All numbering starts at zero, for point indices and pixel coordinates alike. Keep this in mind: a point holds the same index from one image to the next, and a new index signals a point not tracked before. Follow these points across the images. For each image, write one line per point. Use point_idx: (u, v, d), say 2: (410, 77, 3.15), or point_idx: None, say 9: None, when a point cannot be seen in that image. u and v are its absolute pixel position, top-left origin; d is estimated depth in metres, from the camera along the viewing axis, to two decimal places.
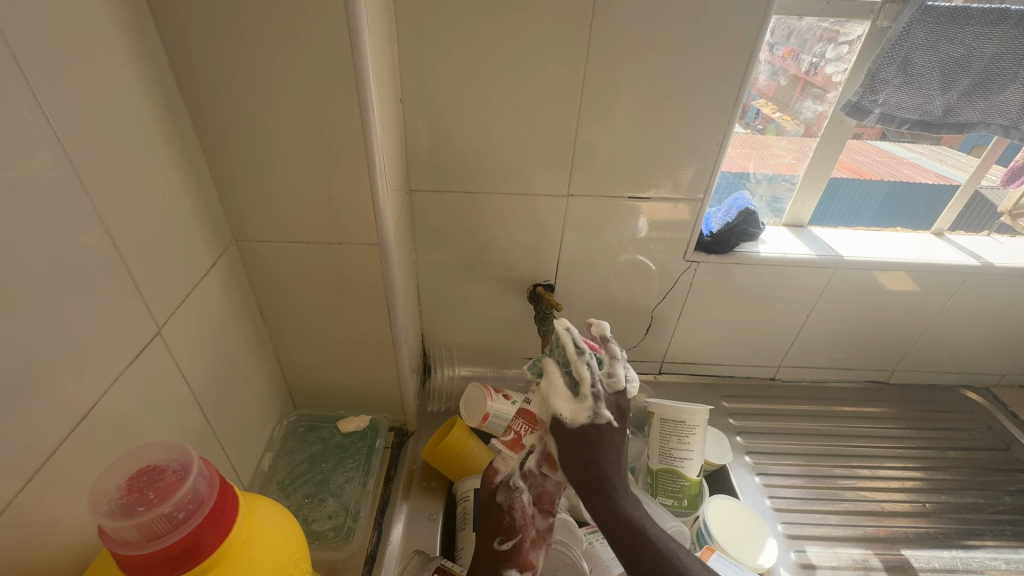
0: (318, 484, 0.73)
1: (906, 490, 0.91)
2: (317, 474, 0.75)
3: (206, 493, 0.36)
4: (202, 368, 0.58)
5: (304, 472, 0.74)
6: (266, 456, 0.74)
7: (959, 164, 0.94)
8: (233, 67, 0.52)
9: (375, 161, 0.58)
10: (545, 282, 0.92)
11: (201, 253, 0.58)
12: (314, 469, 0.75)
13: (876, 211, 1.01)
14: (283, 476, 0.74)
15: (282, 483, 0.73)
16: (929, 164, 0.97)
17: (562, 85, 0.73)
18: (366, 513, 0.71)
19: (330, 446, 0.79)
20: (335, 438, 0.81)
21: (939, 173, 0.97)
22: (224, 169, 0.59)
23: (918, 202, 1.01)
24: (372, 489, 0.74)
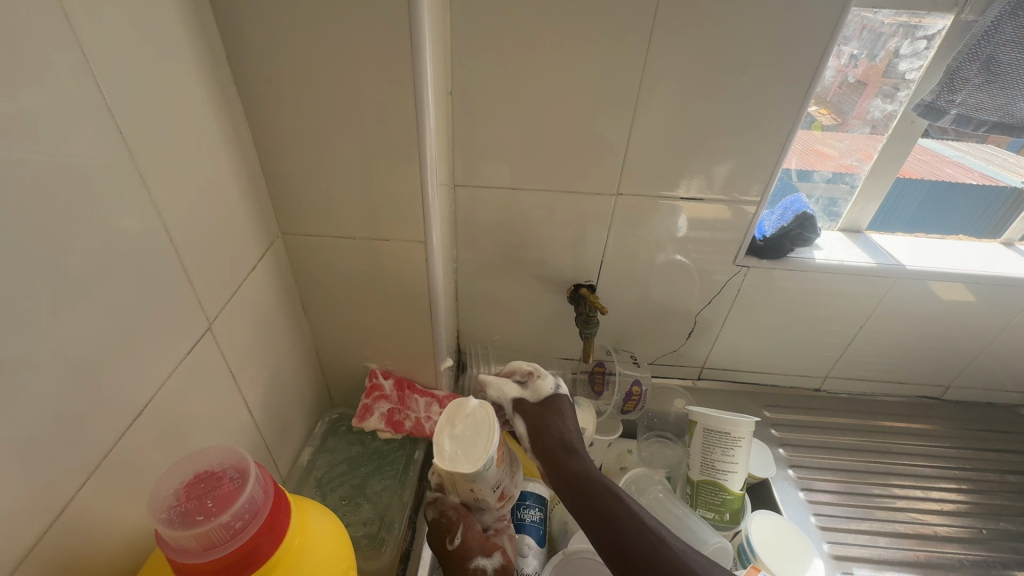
0: (354, 488, 0.70)
1: (961, 515, 0.86)
2: (354, 477, 0.72)
3: (262, 501, 0.35)
4: (248, 363, 0.58)
5: (342, 473, 0.72)
6: (306, 451, 0.74)
7: (1005, 163, 0.88)
8: (289, 56, 0.51)
9: (426, 157, 0.56)
10: (586, 282, 0.90)
11: (250, 247, 0.57)
12: (351, 472, 0.72)
13: (915, 214, 0.92)
14: (322, 473, 0.72)
15: (320, 480, 0.71)
16: (976, 163, 0.88)
17: (619, 78, 0.69)
18: (400, 524, 0.67)
19: (369, 449, 0.76)
20: (375, 442, 0.77)
21: (984, 173, 0.89)
22: (274, 162, 0.58)
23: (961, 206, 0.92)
24: (408, 501, 0.69)
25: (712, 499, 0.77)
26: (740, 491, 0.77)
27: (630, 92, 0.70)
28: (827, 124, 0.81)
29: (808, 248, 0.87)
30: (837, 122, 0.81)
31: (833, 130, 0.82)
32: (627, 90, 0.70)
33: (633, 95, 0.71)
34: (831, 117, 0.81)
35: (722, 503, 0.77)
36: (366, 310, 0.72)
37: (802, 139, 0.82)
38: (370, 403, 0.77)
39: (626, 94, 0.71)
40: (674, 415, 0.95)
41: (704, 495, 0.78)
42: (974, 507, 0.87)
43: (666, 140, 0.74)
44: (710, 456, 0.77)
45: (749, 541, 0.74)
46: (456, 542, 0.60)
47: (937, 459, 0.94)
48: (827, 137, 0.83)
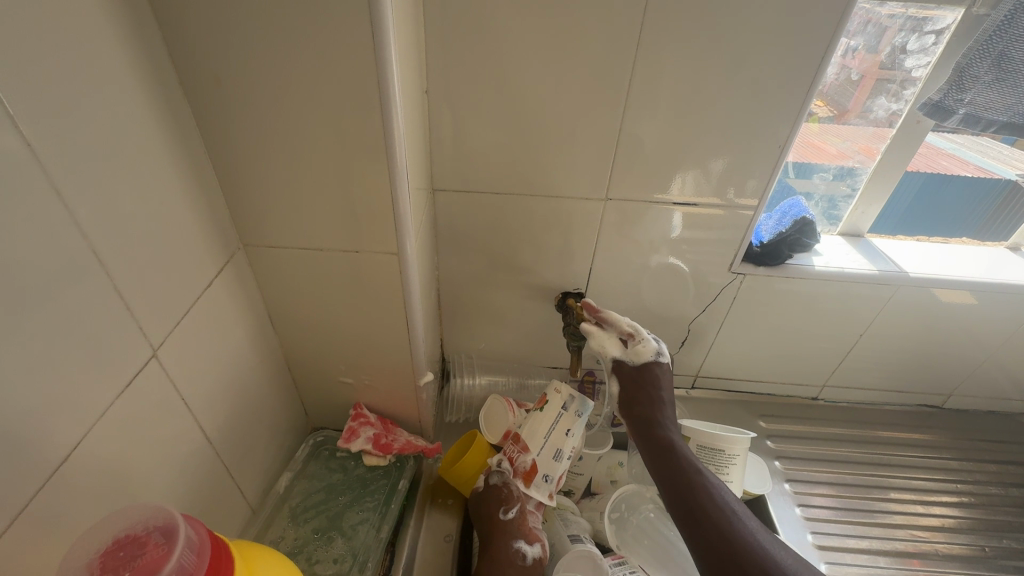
0: (330, 520, 0.67)
1: (963, 531, 0.83)
2: (331, 508, 0.68)
3: (193, 566, 0.32)
4: (204, 387, 0.54)
5: (319, 503, 0.69)
6: (283, 478, 0.70)
7: (1002, 156, 0.86)
8: (239, 55, 0.46)
9: (395, 164, 0.52)
10: (575, 290, 0.86)
11: (204, 262, 0.53)
12: (330, 502, 0.69)
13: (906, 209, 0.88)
14: (296, 503, 0.68)
15: (295, 510, 0.68)
16: (973, 158, 0.85)
17: (607, 77, 0.65)
18: (375, 562, 0.63)
19: (351, 478, 0.73)
20: (358, 469, 0.74)
21: (982, 167, 0.85)
22: (229, 168, 0.53)
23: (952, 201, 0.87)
24: (384, 540, 0.65)
25: None
26: None
27: (619, 92, 0.66)
28: (829, 123, 0.77)
29: (807, 254, 0.83)
30: (839, 122, 0.77)
31: (834, 130, 0.78)
32: (615, 89, 0.66)
33: (622, 95, 0.66)
34: (832, 117, 0.76)
35: None
36: (338, 324, 0.67)
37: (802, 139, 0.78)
38: (355, 427, 0.75)
39: (614, 94, 0.66)
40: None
41: None
42: (975, 523, 0.84)
43: (657, 142, 0.70)
44: None
45: None
46: (510, 513, 0.67)
47: (937, 471, 0.91)
48: (829, 137, 0.78)
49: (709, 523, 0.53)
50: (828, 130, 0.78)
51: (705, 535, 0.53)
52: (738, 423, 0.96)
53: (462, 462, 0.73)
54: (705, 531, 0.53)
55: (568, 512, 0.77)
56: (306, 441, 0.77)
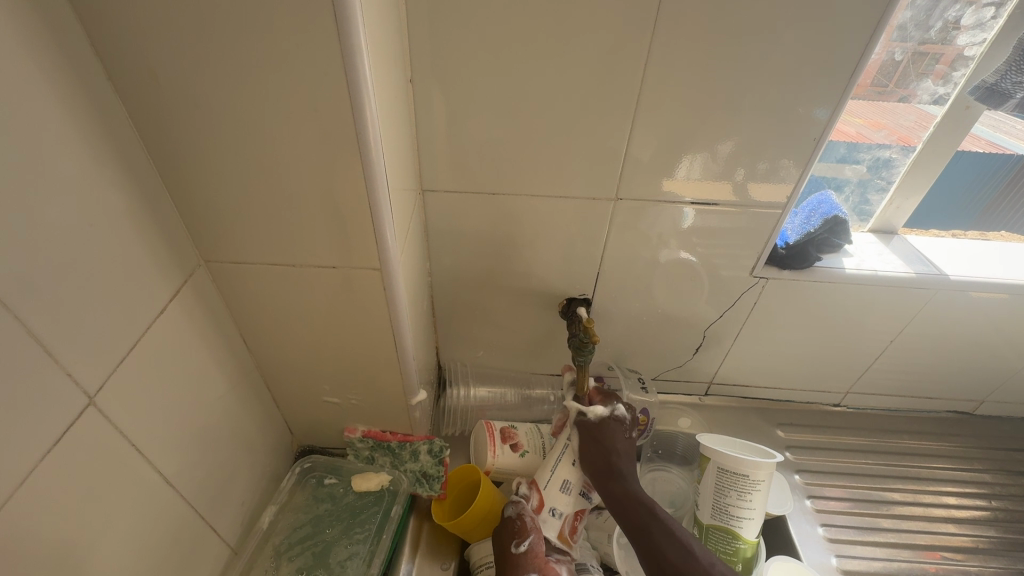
0: (317, 557, 0.62)
1: (997, 551, 0.77)
2: (319, 542, 0.63)
3: None
4: (161, 425, 0.48)
5: (305, 538, 0.63)
6: (267, 513, 0.64)
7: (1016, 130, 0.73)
8: (176, 46, 0.38)
9: (372, 169, 0.45)
10: (580, 296, 0.79)
11: (154, 288, 0.46)
12: (317, 536, 0.64)
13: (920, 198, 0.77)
14: (281, 539, 0.63)
15: (280, 548, 0.62)
16: (984, 131, 0.73)
17: (615, 60, 0.57)
18: None
19: (341, 507, 0.67)
20: (348, 497, 0.68)
21: (994, 142, 0.74)
22: (179, 177, 0.46)
23: (964, 183, 0.77)
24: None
25: (724, 546, 0.68)
26: (755, 537, 0.68)
27: (628, 80, 0.59)
28: (867, 106, 0.69)
29: (836, 254, 0.76)
30: (879, 107, 0.69)
31: (874, 116, 0.69)
32: (624, 77, 0.58)
33: (631, 84, 0.59)
34: (874, 101, 0.68)
35: (734, 551, 0.68)
36: (320, 343, 0.61)
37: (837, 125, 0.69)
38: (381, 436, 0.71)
39: (623, 83, 0.59)
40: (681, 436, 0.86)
41: (715, 542, 0.69)
42: (1010, 542, 0.79)
43: (671, 135, 0.63)
44: (722, 500, 0.67)
45: None
46: (523, 546, 0.62)
47: (968, 485, 0.85)
48: (869, 124, 0.70)
49: (654, 534, 0.57)
50: (866, 115, 0.69)
51: (652, 546, 0.56)
52: (755, 433, 0.90)
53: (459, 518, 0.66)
54: (653, 543, 0.57)
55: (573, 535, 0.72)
56: (293, 467, 0.70)
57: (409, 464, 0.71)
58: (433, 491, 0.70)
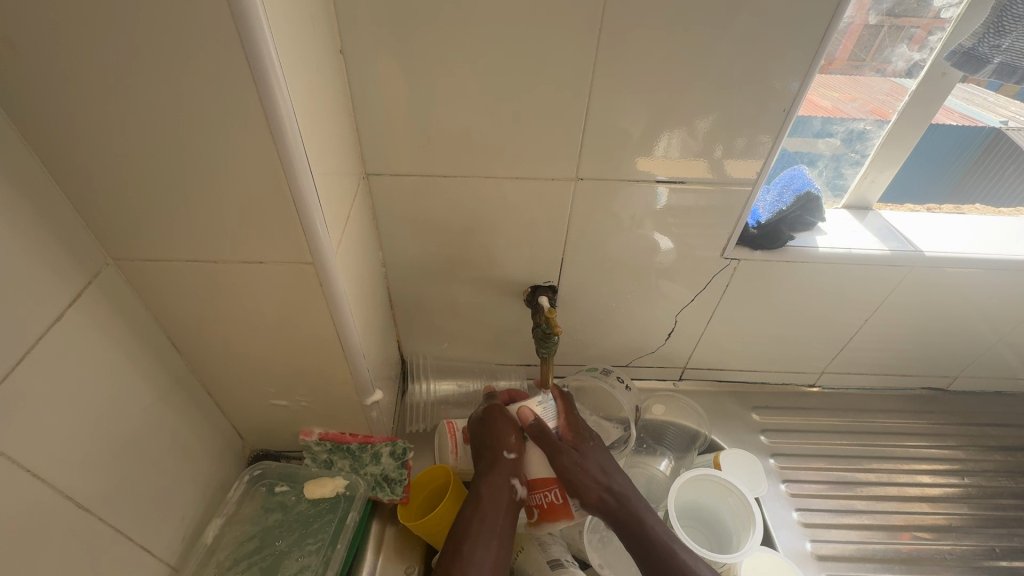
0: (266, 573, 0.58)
1: (970, 530, 0.77)
2: (268, 556, 0.60)
3: None
4: (66, 446, 0.43)
5: (254, 552, 0.60)
6: (212, 526, 0.60)
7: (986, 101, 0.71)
8: (33, 10, 0.33)
9: (290, 156, 0.40)
10: (546, 284, 0.76)
11: (46, 295, 0.41)
12: (267, 550, 0.60)
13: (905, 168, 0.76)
14: (227, 555, 0.59)
15: (225, 565, 0.58)
16: (957, 104, 0.70)
17: (565, 26, 0.52)
18: None
19: (293, 517, 0.64)
20: (300, 506, 0.65)
21: (966, 115, 0.72)
22: (64, 167, 0.40)
23: (937, 150, 0.75)
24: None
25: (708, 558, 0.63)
26: (743, 553, 0.64)
27: (582, 50, 0.54)
28: (844, 80, 0.66)
29: (809, 232, 0.73)
30: (851, 78, 0.66)
31: (848, 88, 0.66)
32: (578, 47, 0.54)
33: (586, 55, 0.54)
34: (847, 74, 0.65)
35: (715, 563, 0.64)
36: (260, 345, 0.56)
37: (814, 99, 0.66)
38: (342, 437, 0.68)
39: (576, 54, 0.54)
40: (677, 427, 0.85)
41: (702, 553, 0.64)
42: (983, 519, 0.78)
43: (632, 110, 0.58)
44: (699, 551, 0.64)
45: None
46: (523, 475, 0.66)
47: (942, 462, 0.85)
48: (841, 96, 0.67)
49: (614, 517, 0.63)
50: (838, 88, 0.66)
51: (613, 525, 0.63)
52: (728, 417, 0.88)
53: (419, 523, 0.63)
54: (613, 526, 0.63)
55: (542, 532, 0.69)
56: (242, 475, 0.66)
57: (369, 467, 0.68)
58: (395, 495, 0.66)
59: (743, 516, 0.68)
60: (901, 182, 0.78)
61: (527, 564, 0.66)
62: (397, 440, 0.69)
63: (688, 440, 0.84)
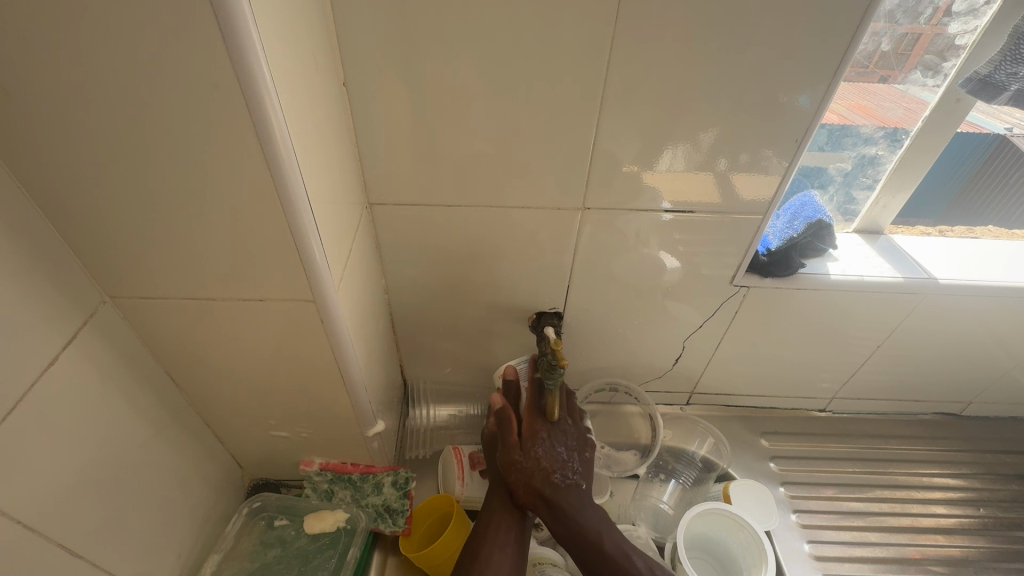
0: None
1: (987, 562, 0.75)
2: None
3: None
4: (60, 491, 0.42)
5: None
6: (209, 563, 0.59)
7: (1000, 112, 0.68)
8: (31, 56, 0.32)
9: (292, 196, 0.39)
10: (551, 309, 0.74)
11: (41, 338, 0.40)
12: None
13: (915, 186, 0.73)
14: None
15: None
16: (972, 115, 0.67)
17: (571, 57, 0.52)
18: None
19: (293, 551, 0.62)
20: (300, 540, 0.63)
21: (975, 121, 0.67)
22: (61, 207, 0.39)
23: (952, 165, 0.71)
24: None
25: None
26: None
27: (589, 80, 0.53)
28: (849, 88, 0.62)
29: (820, 258, 0.72)
30: (862, 89, 0.63)
31: (857, 98, 0.63)
32: (585, 77, 0.53)
33: (592, 85, 0.54)
34: (855, 83, 0.62)
35: None
36: (259, 378, 0.55)
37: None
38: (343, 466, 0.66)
39: (582, 84, 0.54)
40: (685, 455, 0.84)
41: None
42: (1000, 552, 0.76)
43: (639, 138, 0.57)
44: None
45: None
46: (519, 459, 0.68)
47: (955, 491, 0.83)
48: (853, 109, 0.64)
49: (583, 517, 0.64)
50: (849, 98, 0.63)
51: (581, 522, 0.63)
52: (736, 443, 0.86)
53: (421, 556, 0.62)
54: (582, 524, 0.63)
55: (548, 566, 0.68)
56: (241, 508, 0.64)
57: (371, 497, 0.66)
58: (397, 527, 0.65)
59: (754, 550, 0.66)
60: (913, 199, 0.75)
61: None
62: (398, 469, 0.68)
63: (699, 467, 0.82)
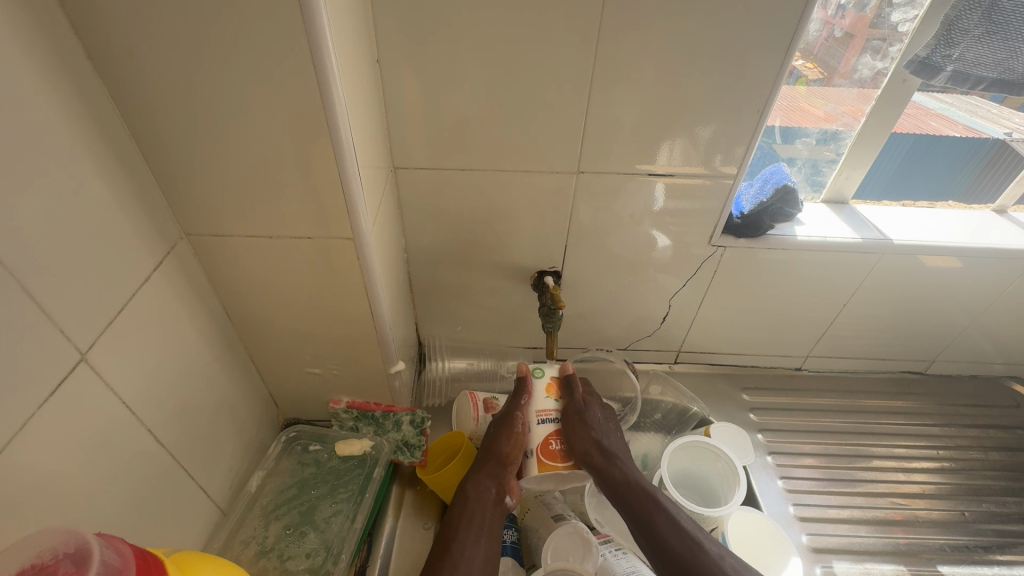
0: (303, 515, 0.66)
1: (943, 497, 0.83)
2: (304, 502, 0.67)
3: (120, 564, 0.33)
4: (148, 388, 0.51)
5: (292, 498, 0.67)
6: (255, 477, 0.68)
7: (989, 114, 0.81)
8: (148, 25, 0.41)
9: (341, 142, 0.48)
10: (551, 269, 0.83)
11: (136, 258, 0.49)
12: (303, 496, 0.68)
13: (906, 173, 0.85)
14: (269, 501, 0.67)
15: (267, 508, 0.66)
16: (960, 116, 0.81)
17: (570, 37, 0.61)
18: (347, 555, 0.62)
19: (325, 470, 0.71)
20: (332, 462, 0.72)
21: (968, 125, 0.82)
22: (156, 152, 0.49)
23: (942, 157, 0.84)
24: (359, 531, 0.65)
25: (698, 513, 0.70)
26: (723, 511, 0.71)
27: (585, 58, 0.62)
28: (850, 93, 0.74)
29: (789, 223, 0.81)
30: (839, 90, 0.74)
31: (853, 103, 0.75)
32: (581, 54, 0.62)
33: (587, 62, 0.63)
34: (845, 88, 0.74)
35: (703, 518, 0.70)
36: (300, 315, 0.64)
37: (806, 107, 0.75)
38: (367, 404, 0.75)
39: (579, 61, 0.63)
40: (669, 404, 0.90)
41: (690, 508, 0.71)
42: (957, 488, 0.84)
43: (628, 110, 0.66)
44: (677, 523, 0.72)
45: (724, 536, 0.71)
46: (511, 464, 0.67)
47: (919, 438, 0.91)
48: (842, 108, 0.75)
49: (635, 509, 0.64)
50: (849, 103, 0.75)
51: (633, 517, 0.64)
52: (720, 397, 0.95)
53: (435, 477, 0.71)
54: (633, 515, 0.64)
55: (548, 495, 0.76)
56: (279, 436, 0.73)
57: (392, 433, 0.75)
58: (415, 458, 0.75)
59: (730, 477, 0.75)
60: (910, 188, 0.87)
61: (533, 521, 0.73)
62: (416, 410, 0.76)
63: (681, 416, 0.90)
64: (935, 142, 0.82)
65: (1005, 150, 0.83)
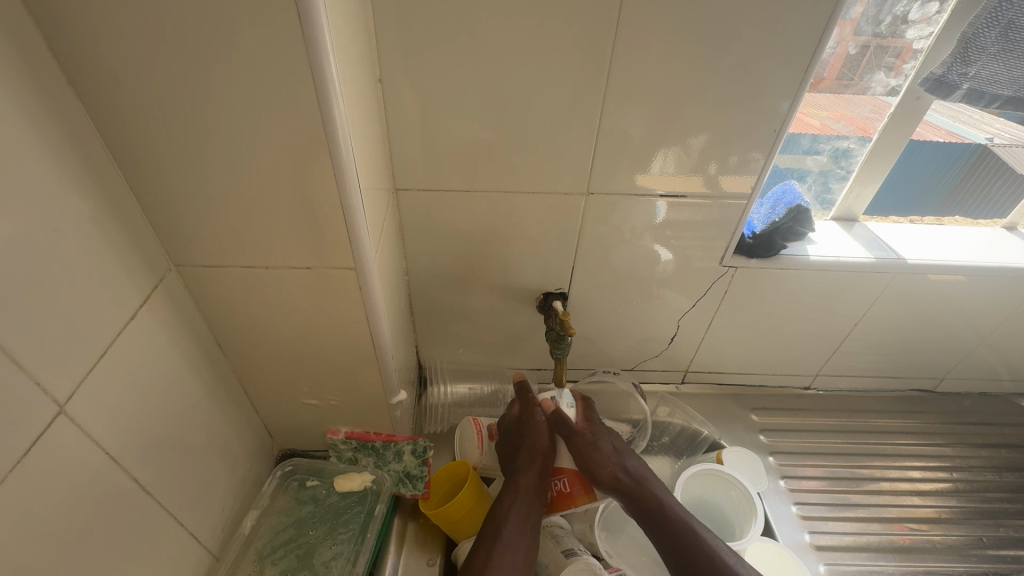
0: (300, 559, 0.62)
1: (959, 522, 0.81)
2: (301, 544, 0.64)
3: None
4: (135, 433, 0.47)
5: (288, 540, 0.64)
6: (249, 517, 0.64)
7: (972, 120, 0.79)
8: (136, 49, 0.38)
9: (343, 167, 0.45)
10: (557, 290, 0.81)
11: (122, 296, 0.45)
12: (300, 537, 0.64)
13: (896, 184, 0.82)
14: (264, 543, 0.63)
15: (262, 552, 0.63)
16: (944, 121, 0.77)
17: (580, 56, 0.58)
18: None
19: (323, 508, 0.67)
20: (330, 498, 0.69)
21: (954, 131, 0.79)
22: (143, 181, 0.45)
23: (927, 167, 0.81)
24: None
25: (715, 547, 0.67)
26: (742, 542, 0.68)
27: (596, 78, 0.60)
28: (833, 99, 0.72)
29: (801, 242, 0.79)
30: (846, 101, 0.72)
31: (837, 107, 0.72)
32: (590, 72, 0.60)
33: (599, 82, 0.60)
34: (838, 93, 0.71)
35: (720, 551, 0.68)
36: (297, 346, 0.61)
37: (804, 118, 0.72)
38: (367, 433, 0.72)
39: (590, 81, 0.60)
40: (678, 426, 0.89)
41: None
42: (972, 512, 0.83)
43: (638, 130, 0.64)
44: None
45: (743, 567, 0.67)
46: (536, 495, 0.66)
47: (931, 459, 0.90)
48: (830, 115, 0.73)
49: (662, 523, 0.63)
50: (841, 112, 0.73)
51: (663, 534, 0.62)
52: (729, 418, 0.93)
53: (438, 512, 0.67)
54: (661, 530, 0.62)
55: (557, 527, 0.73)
56: (274, 471, 0.70)
57: (392, 464, 0.72)
58: (417, 490, 0.71)
59: (745, 507, 0.73)
60: (898, 198, 0.84)
61: (543, 556, 0.69)
62: (418, 439, 0.73)
63: (691, 438, 0.88)
64: (918, 150, 0.78)
65: (989, 157, 0.81)
